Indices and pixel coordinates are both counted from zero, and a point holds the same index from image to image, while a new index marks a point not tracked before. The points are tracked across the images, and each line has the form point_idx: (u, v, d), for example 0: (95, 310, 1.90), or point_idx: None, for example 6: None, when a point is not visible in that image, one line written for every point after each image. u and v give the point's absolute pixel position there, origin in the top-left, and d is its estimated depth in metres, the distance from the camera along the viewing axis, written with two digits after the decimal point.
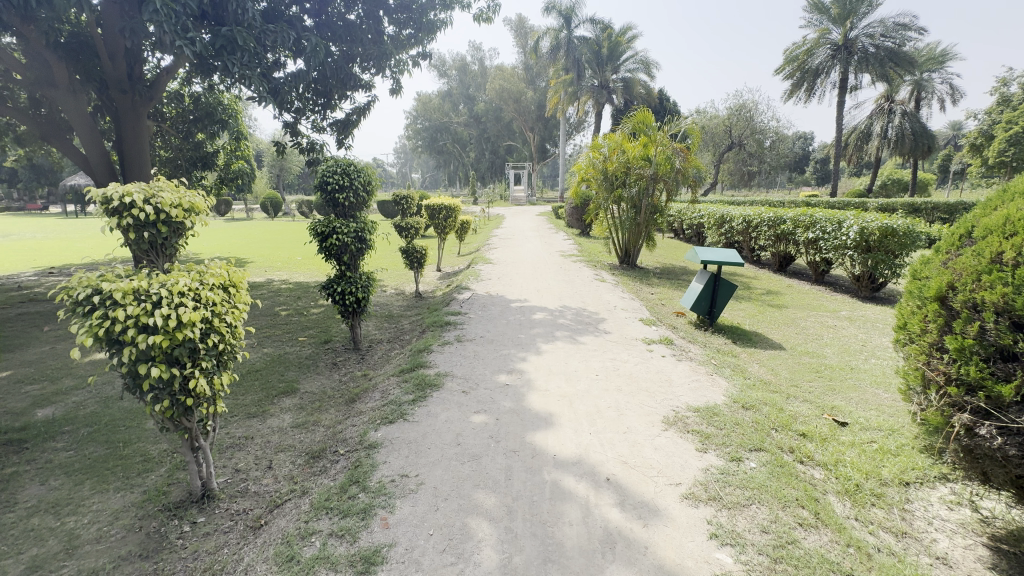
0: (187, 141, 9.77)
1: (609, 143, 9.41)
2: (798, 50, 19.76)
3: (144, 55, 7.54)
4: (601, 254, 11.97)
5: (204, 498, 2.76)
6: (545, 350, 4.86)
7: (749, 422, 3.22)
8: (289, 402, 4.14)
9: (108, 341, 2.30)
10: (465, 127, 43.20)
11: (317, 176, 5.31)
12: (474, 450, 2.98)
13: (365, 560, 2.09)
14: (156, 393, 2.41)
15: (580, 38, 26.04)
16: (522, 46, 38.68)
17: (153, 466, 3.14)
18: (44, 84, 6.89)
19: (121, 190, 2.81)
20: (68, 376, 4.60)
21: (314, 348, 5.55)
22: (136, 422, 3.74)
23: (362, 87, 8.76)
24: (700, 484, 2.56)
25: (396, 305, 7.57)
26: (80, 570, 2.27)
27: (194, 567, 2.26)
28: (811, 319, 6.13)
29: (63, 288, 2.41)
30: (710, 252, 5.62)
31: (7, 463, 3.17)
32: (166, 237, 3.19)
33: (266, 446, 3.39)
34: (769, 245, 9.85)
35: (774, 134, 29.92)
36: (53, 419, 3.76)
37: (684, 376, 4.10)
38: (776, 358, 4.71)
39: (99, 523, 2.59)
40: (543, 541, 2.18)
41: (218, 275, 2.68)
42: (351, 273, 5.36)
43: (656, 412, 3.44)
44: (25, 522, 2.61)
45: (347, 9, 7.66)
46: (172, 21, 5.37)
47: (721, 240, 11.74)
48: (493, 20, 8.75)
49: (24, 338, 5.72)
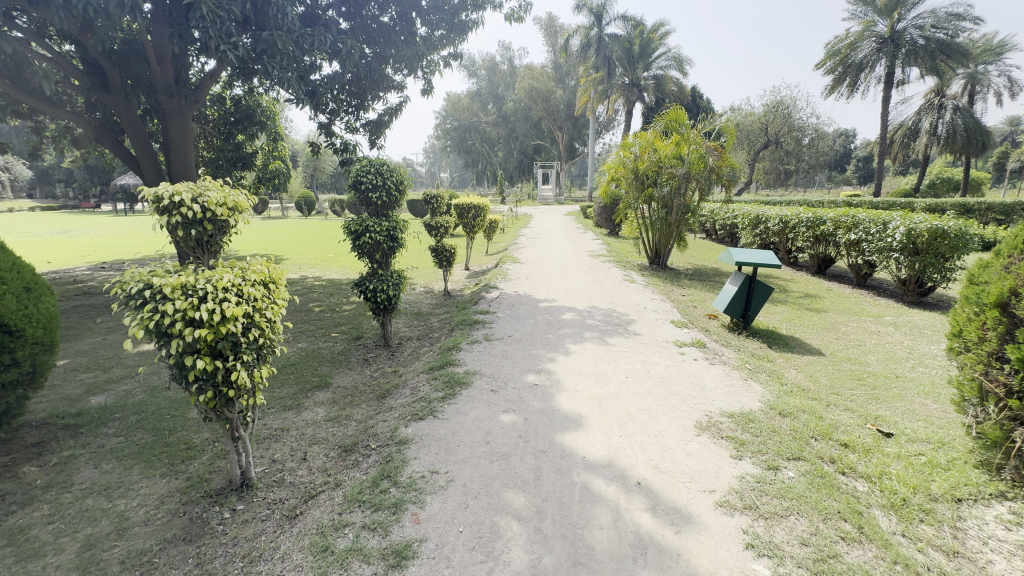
0: (228, 142, 10.14)
1: (641, 142, 9.24)
2: (841, 44, 18.89)
3: (190, 61, 7.87)
4: (631, 254, 11.80)
5: (243, 487, 2.87)
6: (574, 350, 4.83)
7: (786, 430, 3.12)
8: (323, 396, 4.25)
9: (157, 333, 2.40)
10: (495, 127, 43.41)
11: (351, 176, 5.43)
12: (503, 450, 2.98)
13: (396, 554, 2.12)
14: (201, 383, 2.50)
15: (611, 36, 25.66)
16: (551, 44, 38.55)
17: (196, 454, 3.28)
18: (98, 88, 7.29)
19: (171, 190, 2.95)
20: (118, 366, 4.86)
21: (346, 344, 5.67)
22: (180, 411, 3.91)
23: (395, 87, 8.92)
24: (735, 493, 2.49)
25: (425, 303, 7.67)
26: (131, 550, 2.40)
27: (234, 552, 2.35)
28: (853, 325, 5.87)
29: (117, 282, 2.54)
30: (745, 253, 5.45)
31: (65, 446, 3.37)
32: (212, 234, 3.31)
33: (301, 438, 3.49)
34: (807, 247, 9.50)
35: (813, 132, 28.83)
36: (106, 406, 3.98)
37: (718, 381, 4.00)
38: (815, 364, 4.53)
39: (147, 507, 2.73)
40: (573, 544, 2.16)
41: (258, 272, 2.77)
42: (382, 271, 5.46)
43: (689, 416, 3.37)
44: (81, 503, 2.77)
45: (381, 11, 7.80)
46: (217, 26, 5.58)
47: (756, 241, 11.38)
48: (524, 19, 8.77)
49: (79, 329, 6.06)
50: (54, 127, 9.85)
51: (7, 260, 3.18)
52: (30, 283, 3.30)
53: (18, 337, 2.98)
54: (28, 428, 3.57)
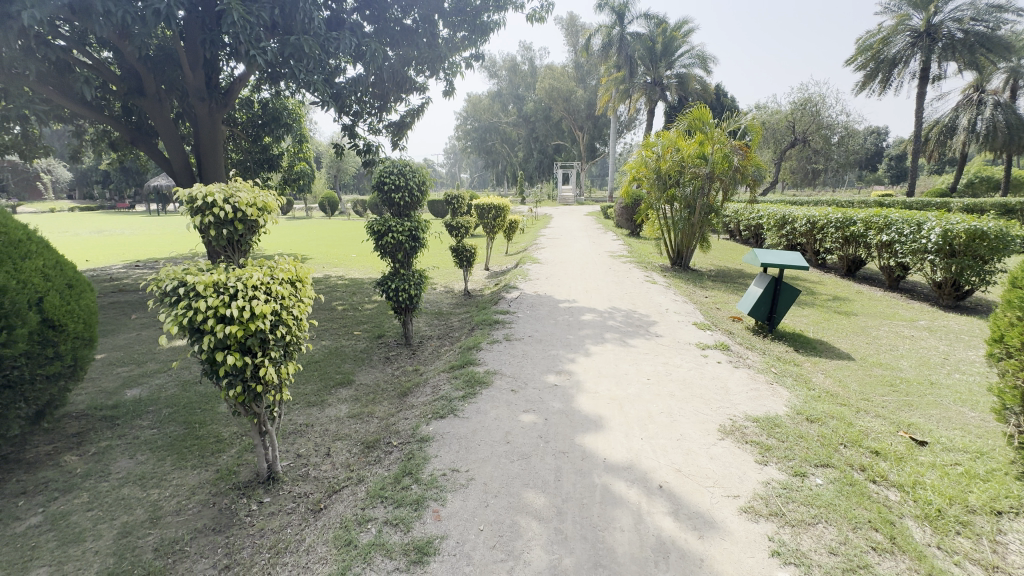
0: (255, 144, 10.42)
1: (663, 141, 9.10)
2: (873, 39, 18.32)
3: (220, 65, 8.11)
4: (652, 255, 11.67)
5: (270, 480, 2.94)
6: (594, 351, 4.80)
7: (814, 436, 3.04)
8: (346, 393, 4.33)
9: (190, 329, 2.48)
10: (515, 127, 43.48)
11: (374, 177, 5.51)
12: (523, 450, 2.98)
13: (418, 550, 2.15)
14: (231, 378, 2.57)
15: (633, 34, 25.41)
16: (573, 44, 38.42)
17: (225, 446, 3.38)
18: (135, 93, 7.57)
19: (205, 190, 3.05)
20: (152, 360, 5.04)
21: (368, 342, 5.75)
22: (210, 405, 4.04)
23: (417, 89, 9.04)
24: (760, 499, 2.44)
25: (446, 302, 7.73)
26: (163, 539, 2.48)
27: (261, 544, 2.41)
28: (885, 329, 5.67)
29: (153, 280, 2.63)
30: (771, 254, 5.31)
31: (103, 436, 3.52)
32: (242, 234, 3.41)
33: (325, 434, 3.56)
34: (836, 248, 9.23)
35: (842, 130, 27.99)
36: (140, 399, 4.13)
37: (742, 384, 3.92)
38: (844, 369, 4.40)
39: (179, 497, 2.82)
40: (593, 546, 2.15)
41: (286, 271, 2.85)
42: (404, 271, 5.52)
43: (712, 420, 3.32)
44: (117, 491, 2.88)
45: (404, 14, 7.90)
46: (247, 32, 5.73)
47: (782, 241, 11.11)
48: (546, 19, 8.76)
49: (115, 325, 6.31)
50: (93, 131, 10.27)
51: (52, 257, 3.33)
52: (72, 279, 3.45)
53: (61, 332, 3.12)
54: (70, 419, 3.74)
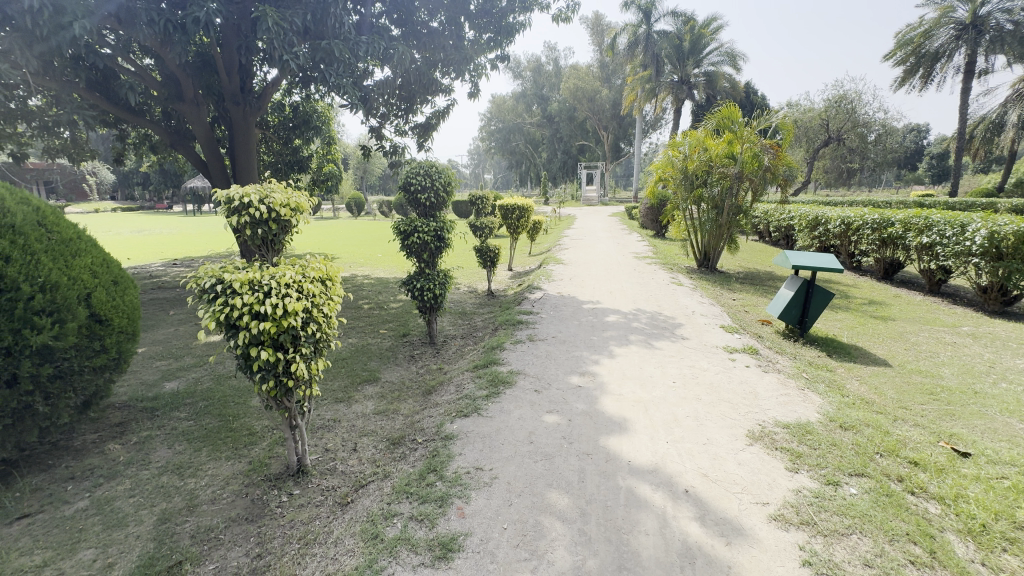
0: (286, 146, 10.71)
1: (691, 140, 8.93)
2: (913, 32, 17.61)
3: (254, 70, 8.38)
4: (678, 256, 11.49)
5: (299, 473, 3.02)
6: (618, 353, 4.76)
7: (848, 443, 2.95)
8: (372, 390, 4.41)
9: (226, 325, 2.57)
10: (539, 128, 43.46)
11: (401, 178, 5.61)
12: (547, 450, 2.98)
13: (443, 546, 2.18)
14: (263, 373, 2.66)
15: (660, 32, 25.04)
16: (598, 44, 38.17)
17: (257, 439, 3.49)
18: (175, 98, 7.87)
19: (241, 191, 3.15)
20: (189, 355, 5.24)
21: (393, 340, 5.84)
22: (243, 399, 4.17)
23: (443, 91, 9.17)
24: (790, 506, 2.38)
25: (470, 302, 7.78)
26: (200, 526, 2.58)
27: (291, 534, 2.49)
28: (924, 335, 5.44)
29: (192, 277, 2.73)
30: (803, 256, 5.15)
31: (143, 427, 3.68)
32: (276, 234, 3.48)
33: (352, 430, 3.64)
34: (872, 250, 8.90)
35: (880, 127, 26.96)
36: (178, 392, 4.30)
37: (772, 390, 3.82)
38: (881, 376, 4.23)
39: (214, 486, 2.94)
40: (618, 548, 2.13)
41: (317, 269, 2.93)
42: (429, 270, 5.59)
43: (740, 425, 3.24)
44: (157, 479, 3.01)
45: (431, 17, 8.01)
46: (281, 37, 5.89)
47: (814, 243, 10.78)
48: (572, 19, 8.73)
49: (155, 320, 6.60)
50: (136, 135, 10.74)
51: (99, 254, 3.49)
52: (118, 276, 3.61)
53: (107, 326, 3.27)
54: (114, 409, 3.93)
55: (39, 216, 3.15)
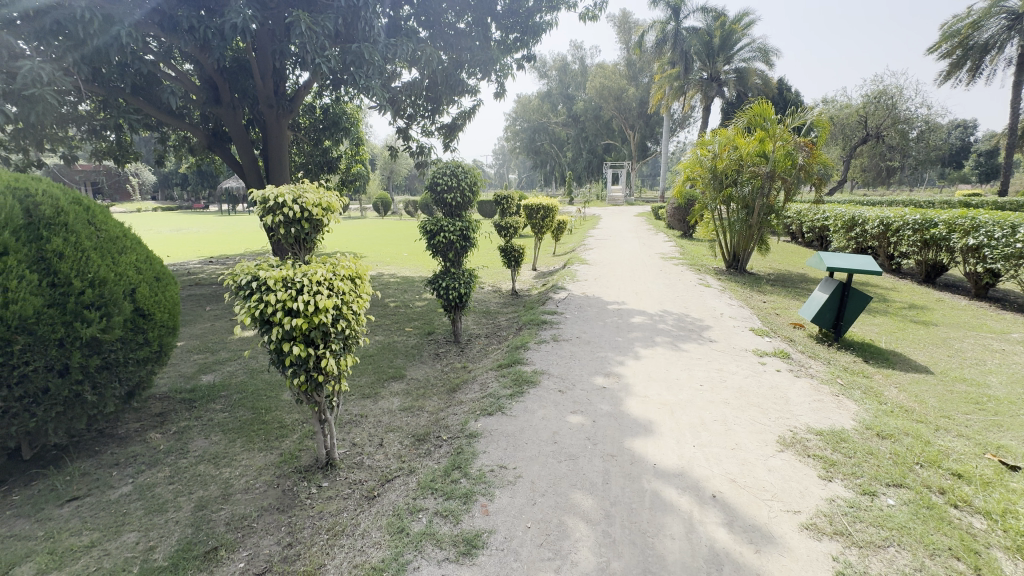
0: (317, 147, 10.99)
1: (720, 139, 8.73)
2: (960, 23, 16.77)
3: (287, 73, 8.62)
4: (706, 257, 11.27)
5: (328, 466, 3.10)
6: (644, 354, 4.70)
7: (885, 453, 2.83)
8: (398, 386, 4.49)
9: (261, 321, 2.66)
10: (565, 127, 43.29)
11: (428, 178, 5.68)
12: (571, 450, 2.98)
13: (467, 542, 2.20)
14: (295, 368, 2.74)
15: (689, 29, 24.58)
16: (625, 41, 37.73)
17: (288, 432, 3.60)
18: (212, 101, 8.17)
19: (276, 192, 3.26)
20: (224, 349, 5.44)
21: (418, 338, 5.93)
22: (275, 393, 4.30)
23: (469, 91, 9.24)
24: (824, 516, 2.31)
25: (494, 302, 7.81)
26: (235, 514, 2.68)
27: (320, 525, 2.56)
28: (969, 341, 5.18)
29: (229, 274, 2.84)
30: (838, 257, 4.98)
31: (182, 417, 3.85)
32: (308, 233, 3.56)
33: (378, 425, 3.71)
34: (913, 252, 8.53)
35: (922, 123, 25.80)
36: (214, 384, 4.47)
37: (804, 395, 3.70)
38: (922, 384, 4.05)
39: (247, 476, 3.04)
40: (642, 551, 2.11)
41: (347, 268, 3.00)
42: (455, 270, 5.63)
43: (771, 431, 3.16)
44: (195, 468, 3.14)
45: (458, 19, 8.10)
46: (313, 41, 6.04)
47: (850, 244, 10.40)
48: (599, 18, 8.67)
49: (192, 316, 6.87)
50: (176, 138, 11.20)
51: (143, 251, 3.65)
52: (161, 271, 3.77)
53: (150, 320, 3.42)
54: (155, 399, 4.12)
55: (89, 215, 3.31)
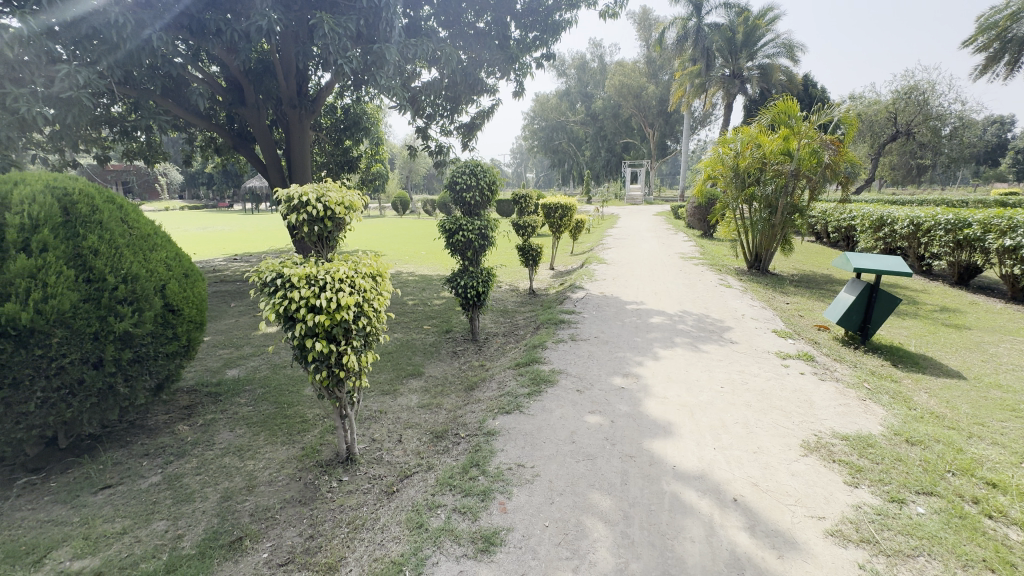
0: (338, 147, 11.16)
1: (743, 137, 8.54)
2: (998, 15, 16.15)
3: (310, 74, 8.77)
4: (727, 257, 11.09)
5: (348, 461, 3.15)
6: (663, 355, 4.65)
7: (914, 459, 2.75)
8: (416, 383, 4.54)
9: (284, 317, 2.71)
10: (583, 126, 43.06)
11: (447, 177, 5.72)
12: (589, 450, 2.97)
13: (485, 539, 2.21)
14: (317, 363, 2.79)
15: (711, 25, 24.20)
16: (646, 39, 37.34)
17: (310, 427, 3.67)
18: (238, 103, 8.37)
19: (301, 191, 3.32)
20: (248, 345, 5.57)
21: (437, 336, 5.97)
22: (297, 388, 4.39)
23: (489, 91, 9.27)
24: (850, 523, 2.25)
25: (511, 301, 7.82)
26: (259, 505, 2.75)
27: (341, 518, 2.61)
28: (1005, 346, 4.99)
29: (255, 272, 2.90)
30: (865, 258, 4.85)
31: (208, 410, 3.96)
32: (331, 231, 3.62)
33: (397, 421, 3.76)
34: (945, 253, 8.24)
35: (955, 120, 24.93)
36: (238, 378, 4.59)
37: (829, 399, 3.61)
38: (953, 389, 3.91)
39: (271, 469, 3.11)
40: (661, 553, 2.09)
41: (368, 266, 3.05)
42: (473, 268, 5.66)
43: (794, 435, 3.10)
44: (221, 459, 3.23)
45: (477, 18, 8.13)
46: (336, 42, 6.12)
47: (877, 245, 10.11)
48: (619, 15, 8.59)
49: (218, 312, 7.06)
50: (203, 139, 11.50)
51: (173, 249, 3.76)
52: (189, 268, 3.87)
53: (179, 315, 3.53)
54: (183, 392, 4.25)
55: (123, 214, 3.43)
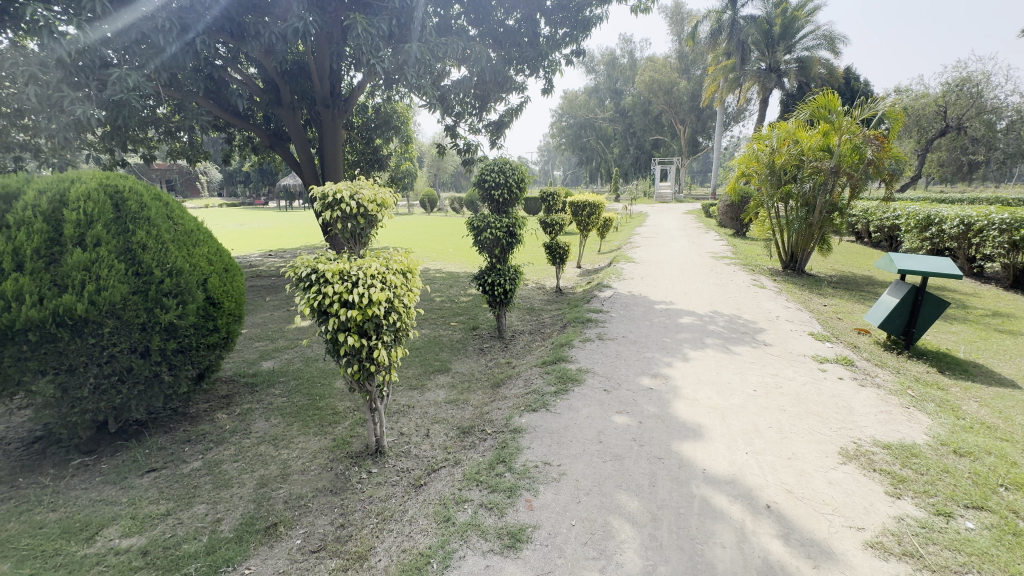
0: (368, 145, 11.37)
1: (779, 133, 8.25)
2: None
3: (343, 74, 8.96)
4: (761, 257, 10.74)
5: (377, 453, 3.21)
6: (693, 356, 4.55)
7: (963, 472, 2.61)
8: (443, 379, 4.59)
9: (318, 312, 2.78)
10: (612, 123, 42.52)
11: (476, 175, 5.74)
12: (617, 450, 2.94)
13: (511, 536, 2.23)
14: (349, 357, 2.86)
15: (746, 18, 23.45)
16: (677, 33, 36.57)
17: (340, 419, 3.76)
18: (274, 103, 8.64)
19: (335, 188, 3.39)
20: (282, 338, 5.75)
21: (463, 333, 6.02)
22: (328, 381, 4.51)
23: (517, 88, 9.26)
24: (891, 535, 2.16)
25: (538, 299, 7.80)
26: (292, 493, 2.85)
27: (370, 509, 2.67)
28: None
29: (291, 267, 2.98)
30: (910, 259, 4.63)
31: (245, 399, 4.11)
32: (363, 228, 3.70)
33: (424, 416, 3.81)
34: (999, 254, 7.78)
35: (1013, 113, 23.38)
36: (273, 370, 4.75)
37: (870, 406, 3.46)
38: (1007, 399, 3.69)
39: (304, 459, 3.21)
40: (691, 558, 2.06)
41: (399, 263, 3.09)
42: (500, 266, 5.67)
43: (832, 441, 2.99)
44: (257, 448, 3.35)
45: (507, 16, 8.13)
46: (368, 42, 6.22)
47: (923, 245, 9.62)
48: (651, 10, 8.44)
49: (254, 306, 7.31)
50: (241, 138, 11.91)
51: (214, 244, 3.91)
52: (228, 262, 4.01)
53: (219, 308, 3.67)
54: (222, 382, 4.42)
55: (168, 209, 3.58)
